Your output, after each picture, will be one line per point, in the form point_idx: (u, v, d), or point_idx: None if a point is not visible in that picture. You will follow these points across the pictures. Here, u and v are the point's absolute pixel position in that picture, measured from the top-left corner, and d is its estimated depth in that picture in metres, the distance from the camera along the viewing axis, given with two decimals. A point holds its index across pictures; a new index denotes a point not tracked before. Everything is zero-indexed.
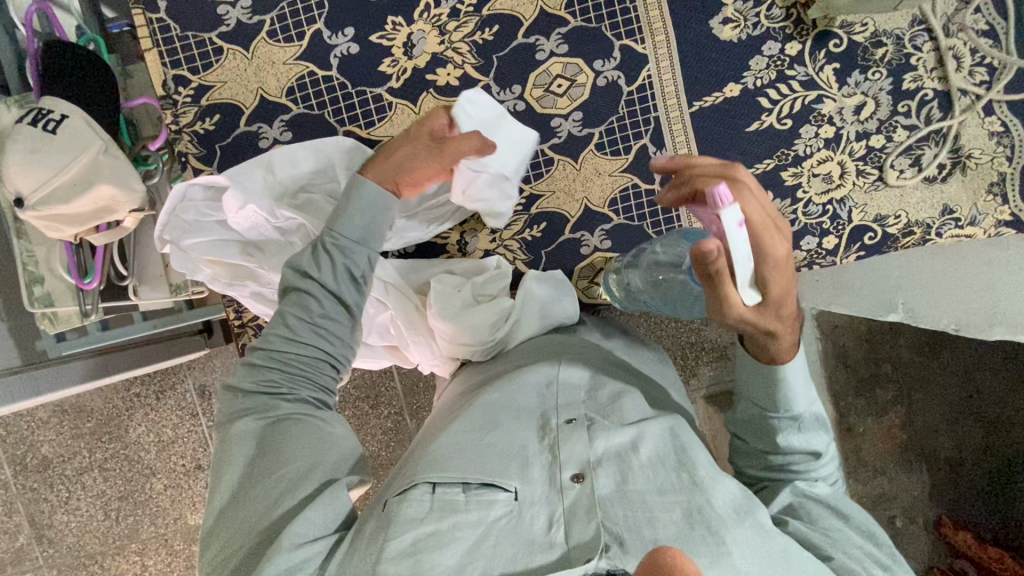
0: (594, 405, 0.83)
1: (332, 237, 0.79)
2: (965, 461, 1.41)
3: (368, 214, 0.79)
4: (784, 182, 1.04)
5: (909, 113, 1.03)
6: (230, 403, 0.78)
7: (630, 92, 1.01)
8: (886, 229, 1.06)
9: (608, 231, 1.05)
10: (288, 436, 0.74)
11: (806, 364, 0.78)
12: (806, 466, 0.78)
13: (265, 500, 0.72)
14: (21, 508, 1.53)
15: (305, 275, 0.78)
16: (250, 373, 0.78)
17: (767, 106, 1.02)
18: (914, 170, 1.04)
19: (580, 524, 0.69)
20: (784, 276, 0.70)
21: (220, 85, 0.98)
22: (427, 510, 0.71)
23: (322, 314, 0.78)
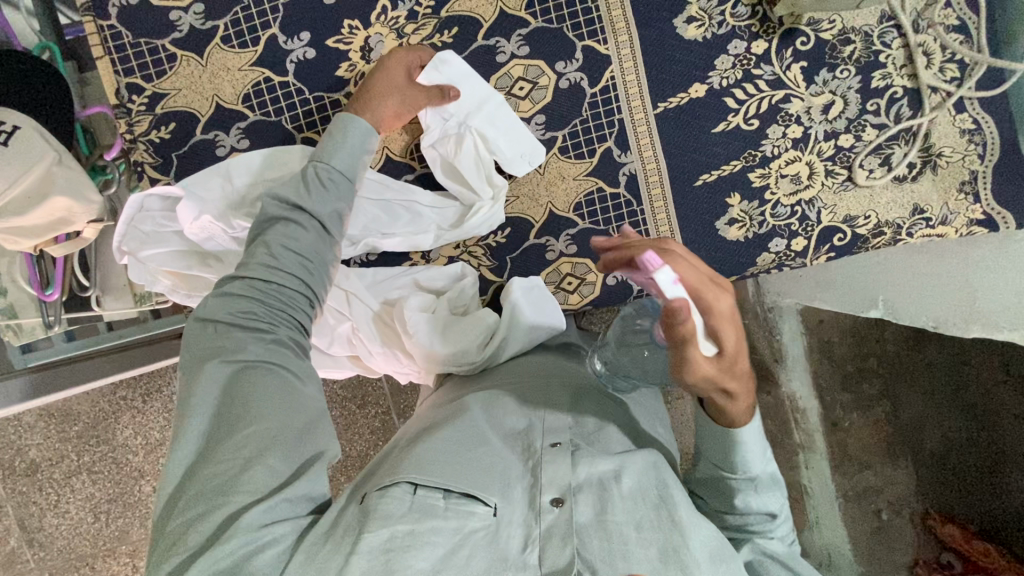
0: (581, 431, 0.81)
1: (324, 166, 0.81)
2: (952, 455, 1.37)
3: (357, 144, 0.84)
4: (751, 183, 1.02)
5: (878, 111, 1.01)
6: (196, 341, 0.71)
7: (593, 94, 0.99)
8: (856, 230, 1.05)
9: (573, 236, 1.03)
10: (260, 378, 0.69)
11: (761, 428, 0.75)
12: (765, 528, 0.77)
13: (231, 456, 0.65)
14: (11, 513, 1.52)
15: (296, 205, 0.78)
16: (223, 306, 0.72)
17: (733, 107, 1.00)
18: (884, 169, 1.03)
19: (555, 549, 0.67)
20: (735, 333, 0.67)
21: (174, 93, 0.96)
22: (405, 510, 0.66)
23: (305, 244, 0.77)
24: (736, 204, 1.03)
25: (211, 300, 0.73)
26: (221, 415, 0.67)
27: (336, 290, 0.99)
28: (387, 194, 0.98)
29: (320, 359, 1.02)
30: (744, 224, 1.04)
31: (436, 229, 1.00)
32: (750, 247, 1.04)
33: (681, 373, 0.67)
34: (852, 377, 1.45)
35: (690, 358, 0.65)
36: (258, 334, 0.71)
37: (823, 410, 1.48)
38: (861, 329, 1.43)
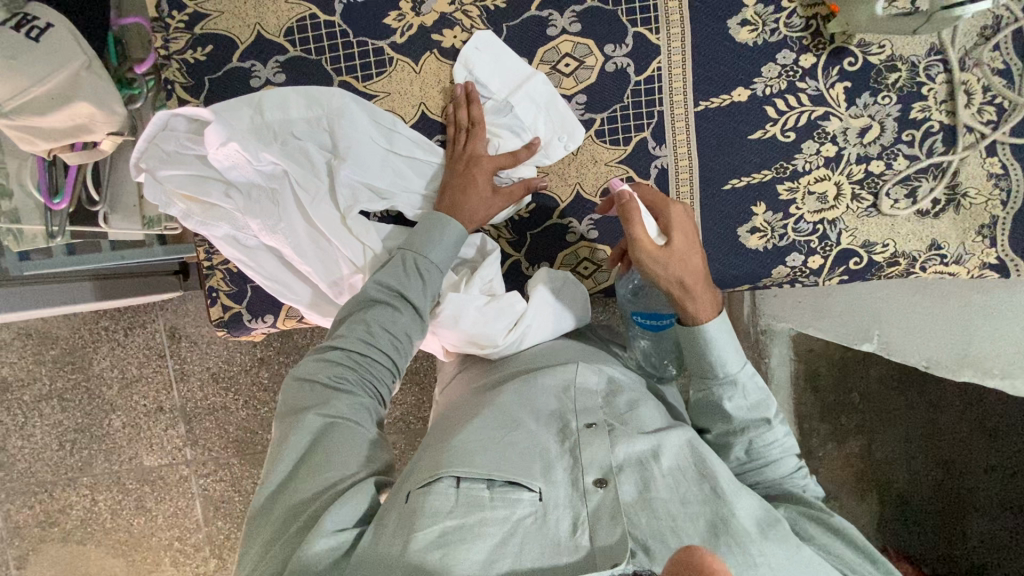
0: (612, 414, 0.83)
1: (419, 257, 0.85)
2: (917, 496, 1.40)
3: (450, 242, 0.86)
4: (778, 195, 1.03)
5: (911, 142, 1.02)
6: (293, 396, 0.76)
7: (637, 82, 0.99)
8: (873, 256, 1.05)
9: (596, 221, 1.02)
10: (343, 435, 0.72)
11: (727, 324, 0.83)
12: (761, 439, 0.82)
13: (307, 496, 0.69)
14: None
15: (397, 291, 0.83)
16: (319, 366, 0.77)
17: (773, 116, 1.00)
18: (908, 201, 1.04)
19: (605, 529, 0.67)
20: (682, 228, 0.83)
21: (216, 15, 0.94)
22: (452, 505, 0.67)
23: (399, 328, 0.82)
24: (760, 213, 1.03)
25: (309, 359, 0.79)
26: (305, 461, 0.71)
27: (349, 238, 0.93)
28: (416, 152, 0.96)
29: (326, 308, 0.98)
30: (766, 233, 1.04)
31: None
32: (768, 258, 1.04)
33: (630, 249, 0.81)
34: (832, 410, 1.46)
35: (634, 232, 0.80)
36: (347, 399, 0.75)
37: (800, 438, 1.49)
38: (848, 361, 1.44)
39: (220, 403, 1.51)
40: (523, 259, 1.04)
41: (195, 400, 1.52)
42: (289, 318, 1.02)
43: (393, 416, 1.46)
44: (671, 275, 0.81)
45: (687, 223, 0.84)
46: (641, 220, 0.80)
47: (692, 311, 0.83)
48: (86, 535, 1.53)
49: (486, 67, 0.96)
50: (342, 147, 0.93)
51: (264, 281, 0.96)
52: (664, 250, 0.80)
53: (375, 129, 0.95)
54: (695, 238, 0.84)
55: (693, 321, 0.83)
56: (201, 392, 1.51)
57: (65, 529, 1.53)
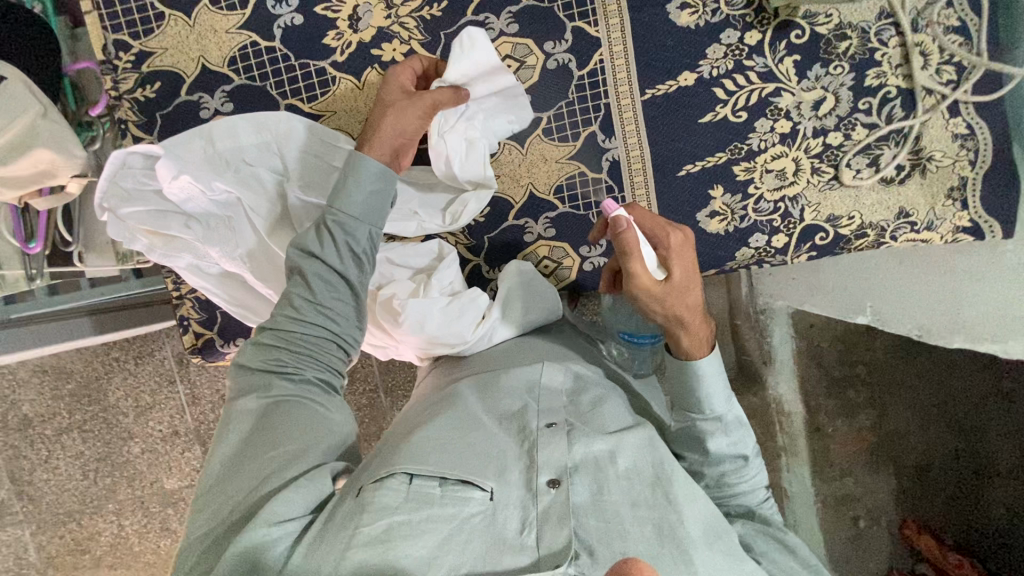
0: (576, 413, 0.83)
1: (334, 213, 0.78)
2: (933, 468, 1.34)
3: (369, 188, 0.79)
4: (736, 176, 1.01)
5: (869, 110, 0.99)
6: (239, 380, 0.78)
7: (580, 77, 0.98)
8: (838, 230, 1.03)
9: (552, 219, 1.02)
10: (286, 414, 0.73)
11: (719, 363, 0.84)
12: (736, 473, 0.84)
13: (248, 482, 0.69)
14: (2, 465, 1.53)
15: (314, 255, 0.78)
16: (255, 349, 0.78)
17: (722, 98, 0.99)
18: (871, 170, 1.01)
19: (552, 529, 0.67)
20: (681, 262, 0.81)
21: (161, 52, 0.96)
22: (401, 500, 0.68)
23: (327, 295, 0.78)
24: (719, 196, 1.02)
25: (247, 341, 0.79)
26: (248, 445, 0.72)
27: None
28: None
29: None
30: (726, 217, 1.02)
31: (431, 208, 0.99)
32: (730, 241, 1.03)
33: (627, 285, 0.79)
34: (839, 383, 1.38)
35: (634, 269, 0.78)
36: (285, 378, 0.76)
37: (807, 416, 1.41)
38: (850, 333, 1.35)
39: None
40: (482, 263, 1.05)
41: (207, 423, 1.55)
42: None
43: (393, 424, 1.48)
44: (667, 311, 0.80)
45: (686, 255, 0.82)
46: (639, 257, 0.78)
47: (686, 346, 0.83)
48: (116, 559, 1.58)
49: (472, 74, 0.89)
50: (293, 168, 0.95)
51: (232, 306, 0.99)
52: (665, 283, 0.79)
53: (324, 148, 0.96)
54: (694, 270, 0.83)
55: (687, 358, 0.84)
56: (212, 413, 1.54)
57: (97, 555, 1.58)
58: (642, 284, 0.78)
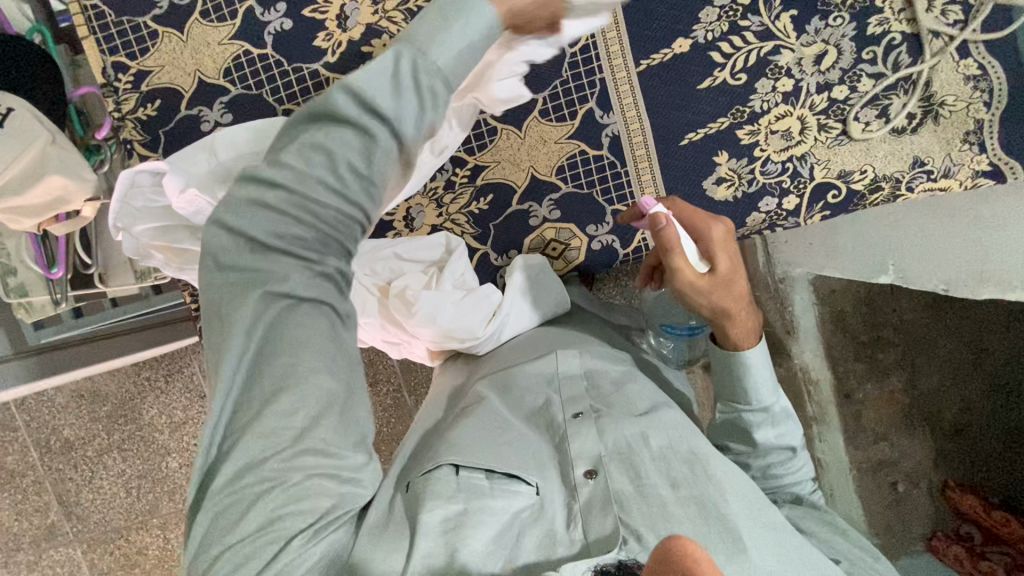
0: (599, 397, 0.84)
1: (420, 57, 0.52)
2: (972, 426, 1.29)
3: (475, 37, 0.54)
4: (740, 141, 0.99)
5: (874, 60, 0.96)
6: (220, 252, 0.51)
7: (573, 53, 0.97)
8: (851, 185, 1.01)
9: (557, 201, 1.02)
10: (304, 330, 0.52)
11: (766, 354, 0.82)
12: (783, 464, 0.83)
13: (270, 445, 0.53)
14: (49, 488, 1.57)
15: (370, 106, 0.50)
16: (251, 207, 0.50)
17: (720, 61, 0.97)
18: (881, 121, 0.98)
19: (597, 518, 0.67)
20: (725, 253, 0.80)
21: (158, 70, 0.98)
22: (453, 491, 0.68)
23: (368, 164, 0.50)
24: (724, 162, 1.00)
25: (229, 197, 0.51)
26: (252, 397, 0.53)
27: None
28: None
29: None
30: (733, 182, 1.00)
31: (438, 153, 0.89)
32: (740, 207, 1.01)
33: (672, 281, 0.78)
34: (866, 347, 1.38)
35: (677, 261, 0.78)
36: (297, 266, 0.52)
37: (835, 381, 1.43)
38: (874, 294, 1.35)
39: None
40: (489, 250, 1.04)
41: None
42: None
43: None
44: (714, 306, 0.79)
45: (730, 246, 0.81)
46: (682, 255, 0.78)
47: (733, 338, 0.82)
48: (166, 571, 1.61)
49: None
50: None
51: None
52: (709, 276, 0.78)
53: None
54: (738, 261, 0.82)
55: (735, 349, 0.83)
56: None
57: (147, 568, 1.61)
58: (685, 278, 0.78)
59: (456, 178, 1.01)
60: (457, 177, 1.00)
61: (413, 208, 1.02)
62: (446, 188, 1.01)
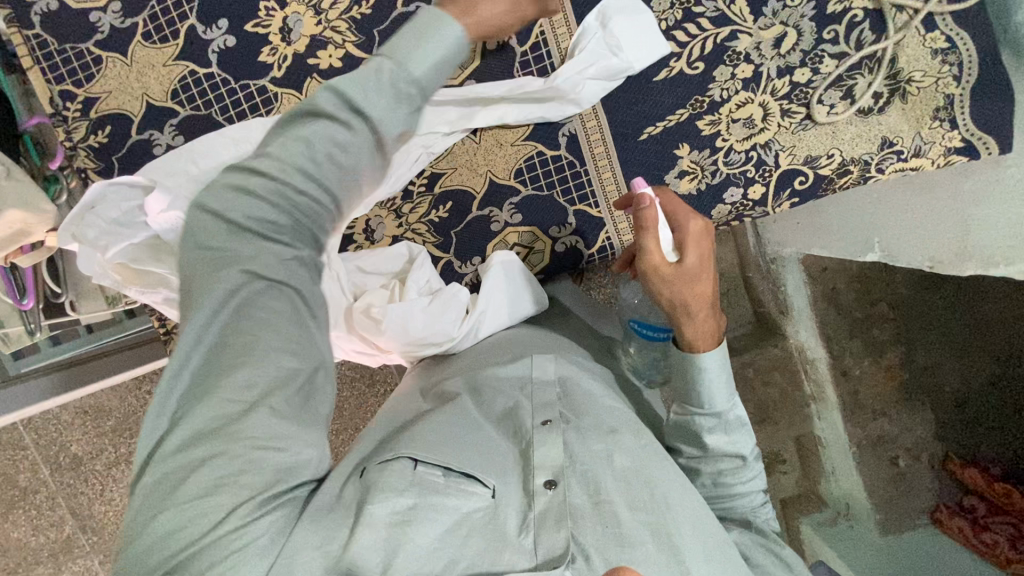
0: (567, 405, 0.82)
1: (399, 62, 0.57)
2: (975, 399, 1.26)
3: (448, 50, 0.59)
4: (701, 132, 0.96)
5: (836, 39, 0.93)
6: (201, 236, 0.57)
7: (523, 52, 0.94)
8: (819, 170, 0.98)
9: (517, 205, 1.00)
10: (274, 308, 0.57)
11: (723, 360, 0.81)
12: (733, 472, 0.82)
13: (223, 405, 0.55)
14: (62, 504, 1.48)
15: (355, 103, 0.57)
16: (245, 180, 0.56)
17: (675, 51, 0.94)
18: (846, 103, 0.95)
19: (550, 534, 0.66)
20: (697, 249, 0.78)
21: (105, 96, 0.96)
22: (407, 484, 0.65)
23: (347, 156, 0.57)
24: (685, 155, 0.97)
25: (225, 177, 0.57)
26: (208, 361, 0.56)
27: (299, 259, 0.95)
28: None
29: None
30: (695, 175, 0.98)
31: (420, 148, 0.95)
32: (704, 200, 0.98)
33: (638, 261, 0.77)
34: (862, 323, 1.34)
35: (646, 244, 0.76)
36: (273, 249, 0.57)
37: (832, 360, 1.37)
38: (867, 271, 1.32)
39: None
40: (453, 258, 1.02)
41: None
42: None
43: None
44: (675, 298, 0.77)
45: (703, 243, 0.79)
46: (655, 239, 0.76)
47: (690, 337, 0.80)
48: None
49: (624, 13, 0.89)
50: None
51: None
52: (676, 267, 0.76)
53: None
54: (710, 263, 0.79)
55: (690, 350, 0.81)
56: None
57: None
58: (650, 262, 0.76)
59: (413, 188, 0.99)
60: (415, 186, 0.99)
61: (373, 220, 1.01)
62: (404, 198, 1.00)
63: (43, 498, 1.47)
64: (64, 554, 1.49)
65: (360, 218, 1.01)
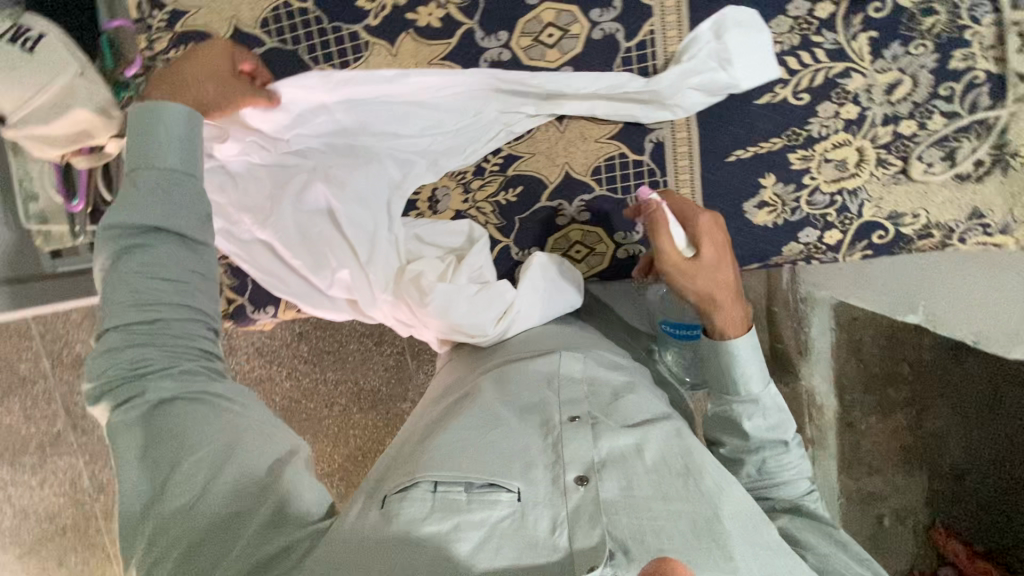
0: (597, 405, 0.79)
1: (161, 167, 0.70)
2: (973, 475, 1.30)
3: (184, 137, 0.72)
4: (791, 164, 0.93)
5: (950, 97, 0.90)
6: (96, 387, 0.70)
7: (628, 48, 0.91)
8: (900, 228, 0.95)
9: (587, 203, 0.97)
10: (185, 413, 0.69)
11: (755, 342, 0.82)
12: (777, 458, 0.80)
13: (182, 492, 0.67)
14: (58, 399, 1.50)
15: (155, 226, 0.70)
16: (115, 338, 0.69)
17: (783, 77, 0.91)
18: (945, 165, 0.92)
19: (584, 530, 0.64)
20: (710, 241, 0.82)
21: (195, 12, 0.95)
22: (427, 510, 0.65)
23: (150, 285, 0.69)
24: (770, 186, 0.94)
25: (98, 346, 0.70)
26: (151, 482, 0.67)
27: (366, 216, 0.95)
28: (429, 120, 0.95)
29: (314, 298, 0.98)
30: (775, 208, 0.95)
31: (498, 123, 0.96)
32: (777, 235, 0.96)
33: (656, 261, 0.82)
34: (878, 380, 1.35)
35: (661, 244, 0.81)
36: (164, 374, 0.69)
37: (840, 410, 1.38)
38: (898, 330, 1.33)
39: (265, 374, 1.50)
40: (511, 244, 0.99)
41: (242, 374, 1.50)
42: (289, 309, 1.04)
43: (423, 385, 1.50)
44: (699, 289, 0.81)
45: (717, 234, 0.83)
46: (669, 235, 0.80)
47: (720, 326, 0.83)
48: None
49: (740, 35, 0.89)
50: (351, 146, 0.95)
51: (260, 274, 0.97)
52: (693, 261, 0.81)
53: (392, 103, 0.94)
54: (726, 251, 0.84)
55: (721, 336, 0.83)
56: (247, 365, 1.50)
57: None
58: (664, 257, 0.81)
59: (486, 166, 0.98)
60: (488, 164, 0.98)
61: (439, 190, 0.99)
62: (475, 173, 0.98)
63: (41, 391, 1.49)
64: (51, 448, 1.51)
65: (427, 185, 0.99)
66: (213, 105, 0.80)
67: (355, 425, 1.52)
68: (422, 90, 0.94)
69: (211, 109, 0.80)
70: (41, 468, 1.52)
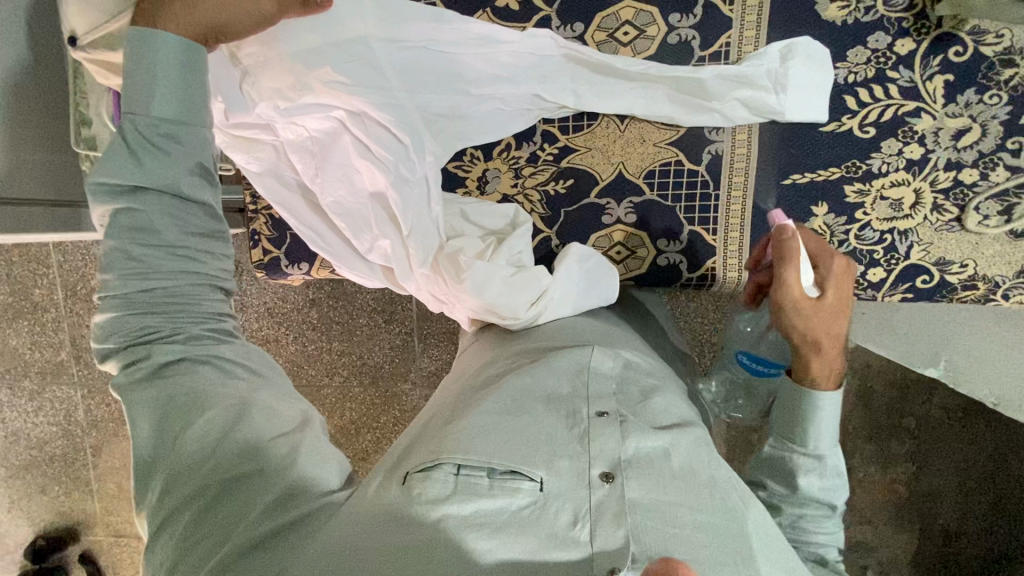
0: (626, 403, 0.78)
1: (139, 116, 0.67)
2: (964, 540, 1.29)
3: (170, 84, 0.68)
4: (845, 196, 0.93)
5: (1017, 152, 0.88)
6: (104, 352, 0.71)
7: (701, 56, 0.91)
8: (946, 275, 0.94)
9: (635, 205, 0.97)
10: (190, 377, 0.70)
11: (841, 403, 0.80)
12: (818, 519, 0.78)
13: (195, 444, 0.69)
14: (66, 330, 1.50)
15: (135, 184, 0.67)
16: (114, 304, 0.69)
17: (852, 108, 0.90)
18: (1001, 219, 0.91)
19: (605, 528, 0.64)
20: (835, 289, 0.81)
21: None
22: (448, 491, 0.66)
23: (153, 247, 0.68)
24: (821, 215, 0.94)
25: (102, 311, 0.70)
26: (162, 438, 0.69)
27: (419, 190, 0.95)
28: (501, 95, 0.93)
29: (352, 261, 0.99)
30: (823, 238, 0.94)
31: (530, 97, 0.94)
32: None
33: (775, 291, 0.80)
34: (883, 430, 1.32)
35: (787, 276, 0.79)
36: (171, 340, 0.70)
37: (841, 454, 1.34)
38: (909, 381, 1.30)
39: (272, 335, 1.51)
40: (553, 236, 1.00)
41: (250, 331, 1.52)
42: (322, 269, 1.05)
43: (426, 369, 1.48)
44: (808, 332, 0.79)
45: (843, 284, 0.82)
46: (798, 272, 0.79)
47: (814, 375, 0.81)
48: None
49: (804, 59, 0.88)
50: (386, 100, 0.90)
51: (301, 229, 0.97)
52: (815, 301, 0.79)
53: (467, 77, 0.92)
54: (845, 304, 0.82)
55: (810, 386, 0.81)
56: (256, 324, 1.52)
57: None
58: (787, 290, 0.79)
59: (540, 154, 0.98)
60: (542, 153, 0.98)
61: (490, 171, 1.00)
62: (528, 159, 0.98)
63: (49, 319, 1.50)
64: (52, 376, 1.52)
65: (478, 166, 1.00)
66: (232, 24, 0.73)
67: (354, 398, 1.51)
68: (466, 43, 0.91)
69: (231, 30, 0.73)
70: (37, 395, 1.52)
